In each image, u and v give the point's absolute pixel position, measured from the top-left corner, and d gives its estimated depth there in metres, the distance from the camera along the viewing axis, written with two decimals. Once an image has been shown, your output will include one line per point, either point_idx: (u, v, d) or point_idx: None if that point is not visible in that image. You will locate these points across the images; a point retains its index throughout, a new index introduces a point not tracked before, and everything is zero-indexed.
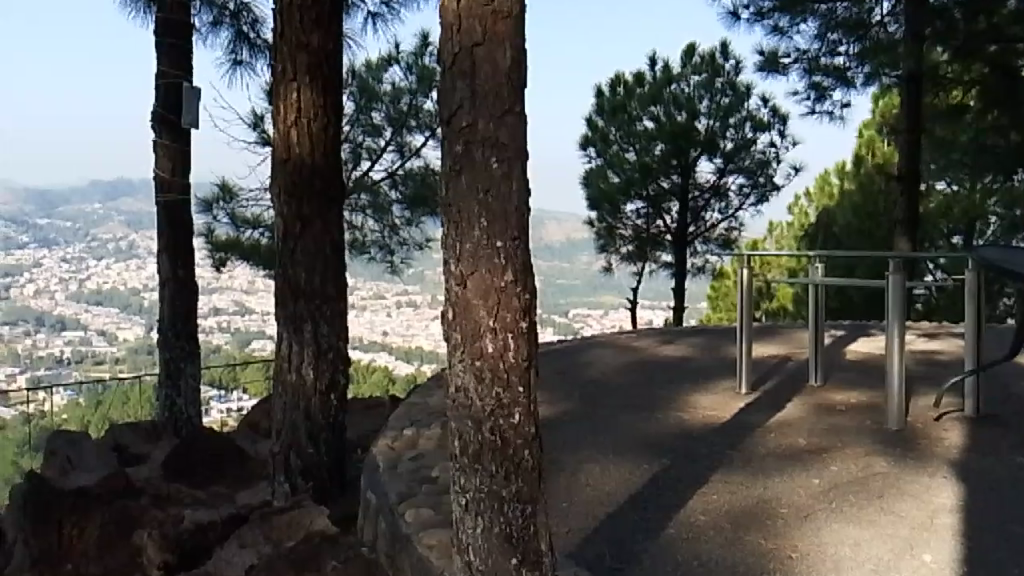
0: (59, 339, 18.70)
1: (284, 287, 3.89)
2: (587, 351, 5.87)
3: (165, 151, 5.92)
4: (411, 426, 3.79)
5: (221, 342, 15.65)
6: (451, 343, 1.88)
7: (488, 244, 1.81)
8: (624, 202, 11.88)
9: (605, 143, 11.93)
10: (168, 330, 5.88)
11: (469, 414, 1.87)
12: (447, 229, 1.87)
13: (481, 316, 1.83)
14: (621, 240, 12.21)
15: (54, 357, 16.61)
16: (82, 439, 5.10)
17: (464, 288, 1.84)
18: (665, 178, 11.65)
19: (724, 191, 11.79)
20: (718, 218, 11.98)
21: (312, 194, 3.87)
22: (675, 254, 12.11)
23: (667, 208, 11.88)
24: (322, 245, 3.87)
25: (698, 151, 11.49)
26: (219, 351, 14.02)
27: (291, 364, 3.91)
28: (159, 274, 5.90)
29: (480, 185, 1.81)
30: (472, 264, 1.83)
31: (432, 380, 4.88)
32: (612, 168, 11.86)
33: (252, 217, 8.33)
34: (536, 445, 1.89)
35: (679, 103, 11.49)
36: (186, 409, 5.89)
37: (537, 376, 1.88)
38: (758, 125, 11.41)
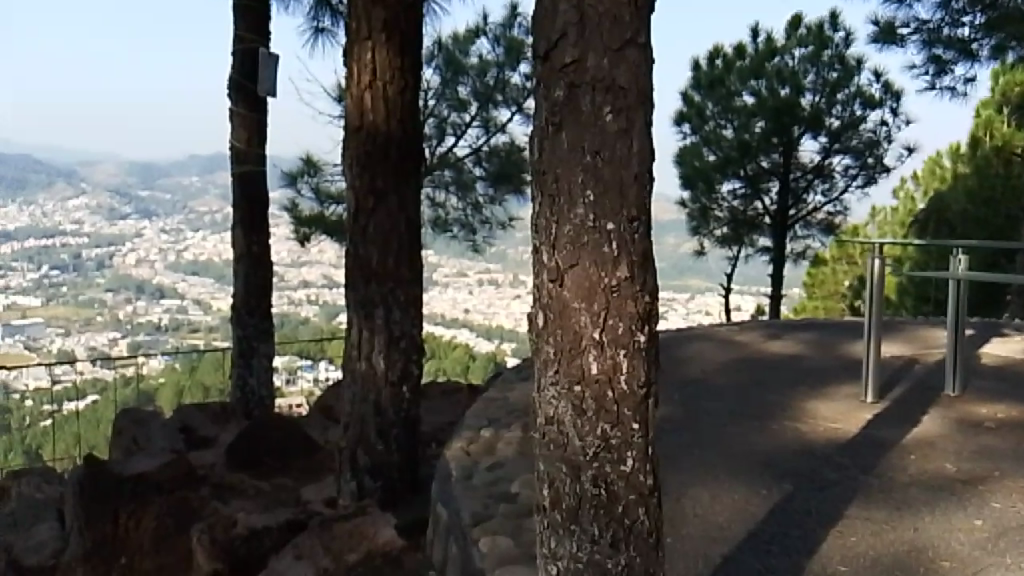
0: (158, 307, 19.41)
1: (356, 269, 3.52)
2: (686, 343, 5.39)
3: (241, 121, 5.66)
4: (489, 426, 3.38)
5: (308, 315, 15.82)
6: (542, 360, 1.45)
7: (595, 227, 1.37)
8: (720, 181, 11.18)
9: (701, 119, 11.29)
10: (241, 307, 5.65)
11: (563, 456, 1.44)
12: (541, 204, 1.43)
13: (583, 325, 1.39)
14: (716, 222, 11.53)
15: (152, 326, 17.24)
16: (151, 418, 4.92)
17: (562, 286, 1.40)
18: (765, 157, 10.89)
19: (829, 172, 10.99)
20: (820, 200, 11.20)
21: (387, 164, 3.47)
22: (774, 237, 11.35)
23: (766, 188, 11.12)
24: (396, 222, 3.49)
25: (803, 129, 10.67)
26: (306, 324, 14.09)
27: (361, 352, 3.55)
28: (234, 248, 5.67)
29: (588, 145, 1.37)
30: (573, 253, 1.38)
31: (517, 372, 4.47)
32: (707, 145, 11.20)
33: (336, 192, 8.04)
34: (653, 503, 1.46)
35: (784, 76, 10.70)
36: (258, 389, 5.66)
37: (656, 409, 1.44)
38: (869, 102, 10.59)
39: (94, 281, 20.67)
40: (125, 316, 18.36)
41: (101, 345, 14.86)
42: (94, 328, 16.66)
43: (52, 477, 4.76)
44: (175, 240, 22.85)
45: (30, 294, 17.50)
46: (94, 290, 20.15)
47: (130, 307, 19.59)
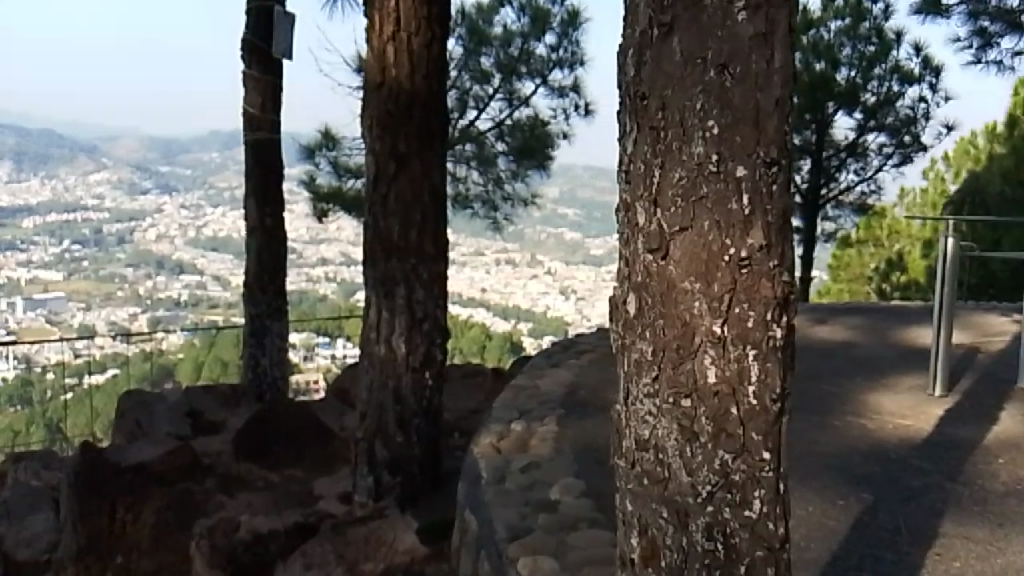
0: (177, 282, 19.33)
1: (375, 241, 3.18)
2: None
3: (255, 85, 5.32)
4: (520, 419, 3.03)
5: (326, 292, 15.60)
6: (638, 360, 1.22)
7: (717, 173, 1.13)
8: None
9: None
10: (254, 283, 5.33)
11: (668, 494, 1.23)
12: (639, 141, 1.18)
13: (698, 312, 1.16)
14: None
15: (171, 302, 17.14)
16: (156, 399, 4.64)
17: (667, 259, 1.16)
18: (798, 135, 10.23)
19: (864, 151, 10.45)
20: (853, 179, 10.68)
21: (412, 123, 3.12)
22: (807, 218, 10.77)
23: (799, 167, 10.44)
24: (420, 191, 3.14)
25: (836, 104, 10.07)
26: (324, 301, 13.86)
27: (380, 334, 3.21)
28: (246, 221, 5.35)
29: (711, 57, 1.11)
30: (687, 210, 1.14)
31: (547, 357, 4.13)
32: None
33: (354, 165, 7.61)
34: (782, 560, 1.25)
35: (820, 51, 10.04)
36: (271, 369, 5.36)
37: (787, 429, 1.21)
38: (908, 77, 10.09)
39: (115, 256, 20.62)
40: (146, 291, 18.28)
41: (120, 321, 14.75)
42: (115, 303, 16.66)
43: (52, 460, 4.50)
44: (194, 215, 22.72)
45: (51, 268, 17.48)
46: (115, 265, 20.09)
47: (150, 282, 19.50)
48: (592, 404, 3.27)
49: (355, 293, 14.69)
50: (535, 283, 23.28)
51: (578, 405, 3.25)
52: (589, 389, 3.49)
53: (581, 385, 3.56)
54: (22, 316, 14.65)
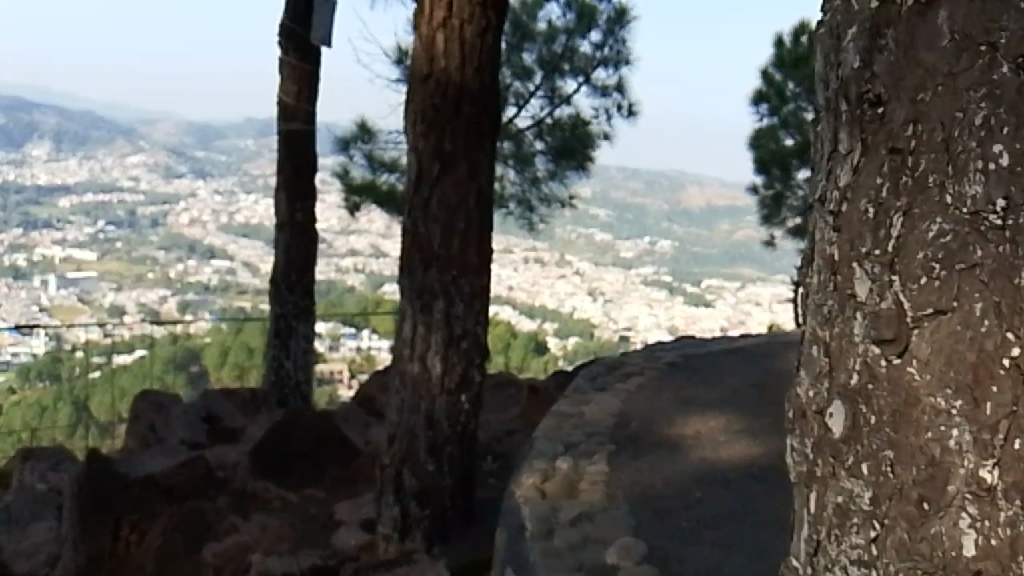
0: (208, 266, 19.31)
1: (414, 249, 2.88)
2: (780, 353, 4.70)
3: (291, 73, 5.07)
4: (566, 455, 2.72)
5: (354, 283, 15.46)
6: (854, 486, 0.90)
7: (1001, 230, 0.80)
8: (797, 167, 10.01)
9: (780, 100, 10.13)
10: (281, 281, 5.07)
11: None
12: (868, 170, 0.87)
13: (956, 445, 0.83)
14: (789, 211, 10.34)
15: (201, 286, 17.09)
16: (174, 400, 4.39)
17: (911, 349, 0.85)
18: None
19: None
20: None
21: (462, 119, 2.82)
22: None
23: None
24: (465, 195, 2.84)
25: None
26: (353, 293, 13.69)
27: (413, 351, 2.91)
28: (276, 216, 5.10)
29: (1001, 56, 0.79)
30: (949, 284, 0.82)
31: (591, 380, 3.82)
32: (787, 128, 10.15)
33: (390, 160, 7.31)
34: None
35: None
36: (295, 373, 5.09)
37: None
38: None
39: (148, 239, 20.66)
40: (177, 274, 18.26)
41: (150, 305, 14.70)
42: (146, 286, 16.72)
43: (62, 459, 4.27)
44: (226, 202, 22.75)
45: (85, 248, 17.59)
46: (147, 248, 20.12)
47: (181, 266, 19.51)
48: (644, 441, 2.97)
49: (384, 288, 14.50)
50: (562, 284, 23.04)
51: (629, 441, 2.94)
52: (641, 422, 3.18)
53: (631, 414, 3.25)
54: (53, 295, 14.64)
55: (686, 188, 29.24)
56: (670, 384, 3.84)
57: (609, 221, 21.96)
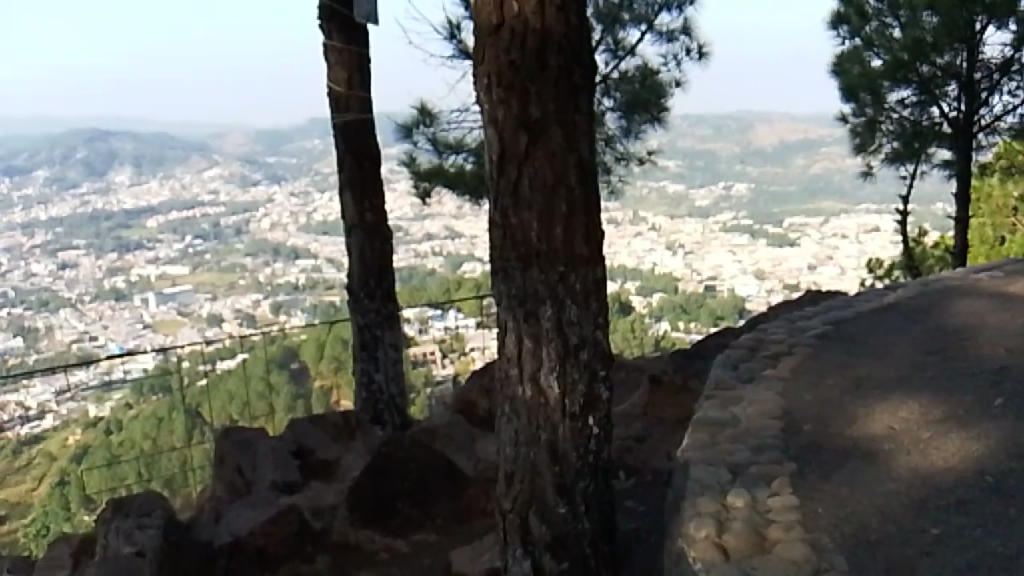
0: (293, 264, 19.34)
1: (508, 246, 2.30)
2: (945, 306, 3.97)
3: (338, 57, 4.52)
4: (738, 486, 2.14)
5: (434, 265, 15.11)
6: None
7: None
8: (888, 88, 8.79)
9: (862, 19, 9.00)
10: (358, 289, 4.58)
11: None
12: None
13: None
14: (883, 136, 9.17)
15: (290, 286, 17.09)
16: (261, 437, 3.95)
17: None
18: (947, 54, 8.40)
19: (1022, 68, 8.41)
20: (1009, 102, 8.65)
21: (551, 71, 2.21)
22: (956, 148, 8.85)
23: (944, 92, 8.65)
24: (563, 169, 2.24)
25: (984, 18, 8.09)
26: (437, 276, 13.38)
27: (521, 370, 2.34)
28: (344, 218, 4.60)
29: None
30: None
31: (733, 369, 3.20)
32: (872, 47, 8.89)
33: (455, 140, 6.72)
34: None
35: None
36: (387, 387, 4.62)
37: None
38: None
39: (234, 247, 20.81)
40: (266, 278, 18.33)
41: (244, 314, 14.71)
42: (237, 294, 16.93)
43: (151, 513, 3.90)
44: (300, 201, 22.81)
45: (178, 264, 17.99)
46: (235, 256, 20.29)
47: (268, 270, 19.72)
48: (828, 449, 2.35)
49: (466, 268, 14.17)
50: (642, 239, 22.31)
51: (808, 453, 2.33)
52: (814, 423, 2.56)
53: (798, 414, 2.63)
54: (154, 313, 14.82)
55: (756, 125, 27.93)
56: (829, 363, 3.18)
57: (682, 169, 21.01)
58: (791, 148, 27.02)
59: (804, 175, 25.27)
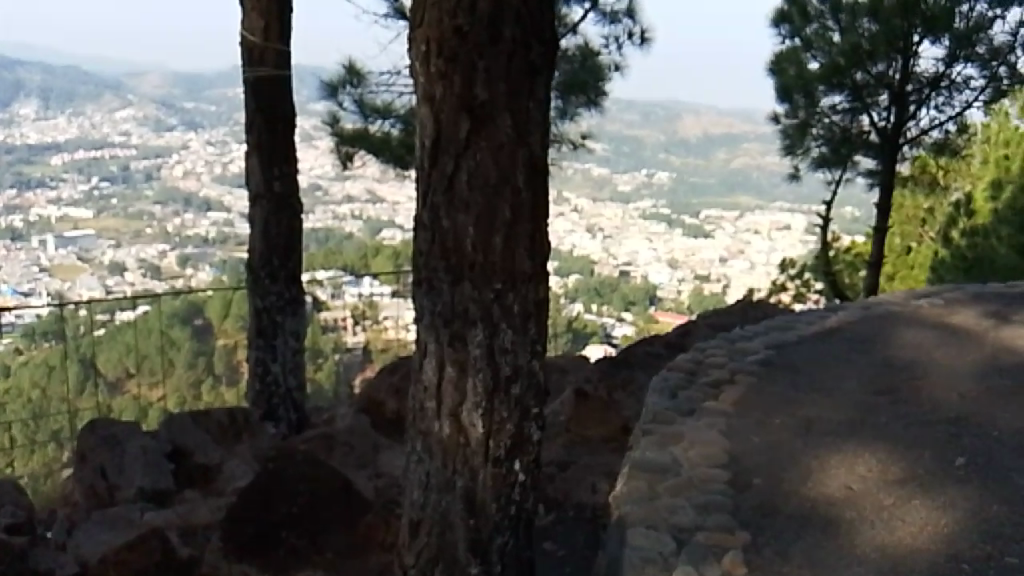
0: (205, 216, 18.33)
1: (436, 253, 1.90)
2: (887, 335, 3.79)
3: (253, 4, 3.97)
4: (685, 561, 1.84)
5: (352, 229, 14.46)
6: None
7: None
8: (821, 92, 8.61)
9: (803, 20, 8.76)
10: (259, 268, 4.09)
11: None
12: None
13: None
14: (813, 140, 8.98)
15: (200, 238, 16.14)
16: (133, 433, 3.43)
17: None
18: (884, 64, 8.27)
19: (951, 84, 8.36)
20: (934, 118, 8.63)
21: (505, 45, 1.80)
22: (882, 159, 8.81)
23: (875, 102, 8.56)
24: (509, 166, 1.85)
25: (920, 32, 8.01)
26: (354, 241, 12.84)
27: (441, 401, 1.94)
28: (249, 186, 4.09)
29: None
30: None
31: (672, 397, 2.89)
32: (811, 49, 8.69)
33: (382, 105, 6.18)
34: None
35: None
36: (285, 378, 4.18)
37: None
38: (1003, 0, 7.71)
39: (144, 193, 19.58)
40: (175, 230, 17.37)
41: (149, 265, 13.86)
42: (142, 244, 15.95)
43: None
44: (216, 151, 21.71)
45: (80, 207, 16.81)
46: (143, 202, 19.07)
47: (178, 220, 18.71)
48: (780, 514, 2.06)
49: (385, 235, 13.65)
50: (565, 220, 22.18)
51: (760, 518, 2.04)
52: (765, 478, 2.27)
53: (747, 464, 2.35)
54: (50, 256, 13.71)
55: (682, 114, 27.99)
56: (775, 397, 2.91)
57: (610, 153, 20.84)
58: (714, 141, 27.33)
59: (723, 169, 25.52)
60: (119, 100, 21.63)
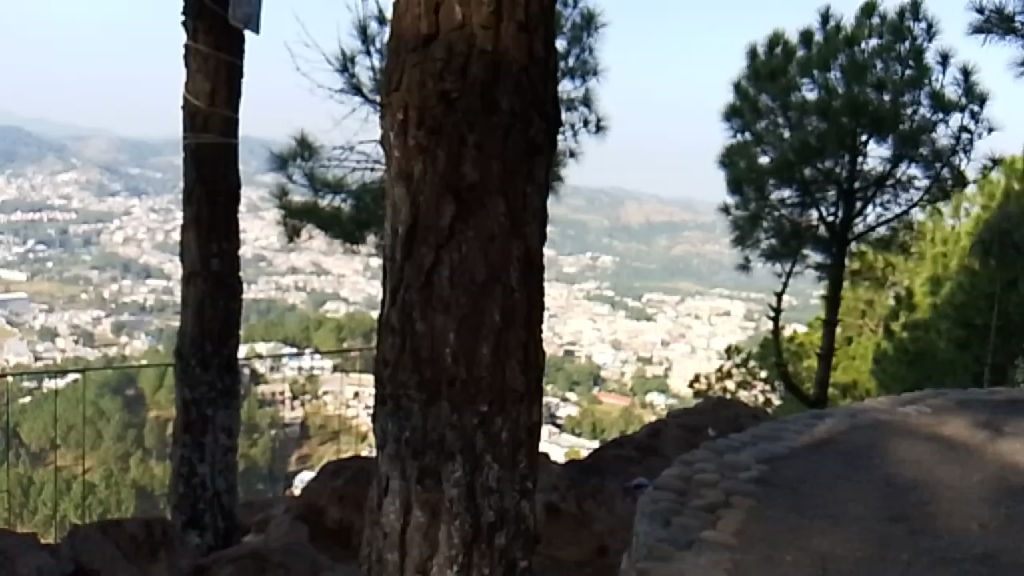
0: (144, 283, 17.62)
1: (405, 366, 1.52)
2: (880, 446, 3.49)
3: (200, 66, 3.61)
4: None
5: (294, 301, 13.95)
6: None
7: None
8: (772, 184, 8.46)
9: (754, 115, 8.52)
10: (190, 355, 3.64)
11: None
12: None
13: None
14: (764, 231, 8.78)
15: (137, 306, 15.43)
16: (26, 549, 2.88)
17: None
18: (832, 159, 8.15)
19: (896, 182, 8.27)
20: (880, 213, 8.52)
21: (502, 117, 1.47)
22: (830, 254, 8.71)
23: (823, 197, 8.42)
24: (502, 261, 1.50)
25: (867, 131, 7.89)
26: (298, 313, 12.38)
27: (405, 552, 1.54)
28: (182, 262, 3.67)
29: None
30: None
31: (663, 526, 2.52)
32: (760, 143, 8.49)
33: (333, 179, 5.83)
34: None
35: (857, 72, 7.85)
36: (212, 480, 3.69)
37: None
38: (944, 106, 7.65)
39: (80, 257, 18.82)
40: (112, 297, 16.65)
41: (82, 333, 13.16)
42: (76, 311, 15.20)
43: None
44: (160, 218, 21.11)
45: (11, 270, 16.00)
46: (80, 267, 18.30)
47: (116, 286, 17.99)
48: None
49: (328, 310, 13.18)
50: None
51: None
52: None
53: None
54: None
55: (628, 202, 28.41)
56: (780, 526, 2.55)
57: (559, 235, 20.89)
58: (659, 227, 27.74)
59: (665, 256, 25.68)
60: (62, 164, 21.00)
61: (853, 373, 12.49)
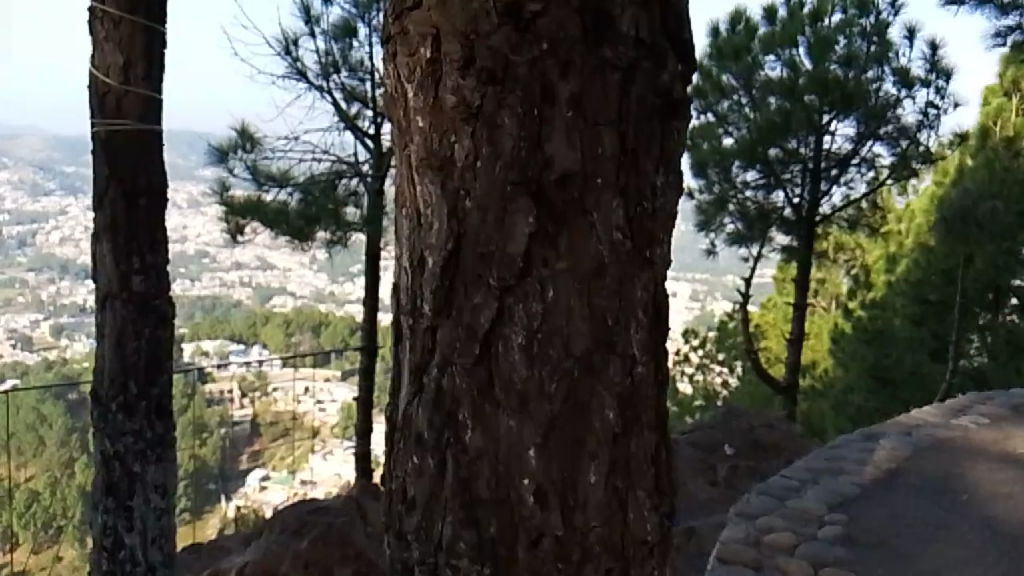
0: None
1: (450, 509, 0.84)
2: (956, 475, 2.92)
3: (109, 34, 2.76)
4: None
5: (239, 295, 12.99)
6: None
7: None
8: (736, 165, 7.59)
9: (717, 95, 7.74)
10: (106, 401, 2.89)
11: None
12: None
13: None
14: (728, 216, 7.82)
15: None
16: None
17: None
18: (795, 139, 7.31)
19: (863, 162, 7.35)
20: (845, 194, 7.61)
21: (620, 50, 0.81)
22: (797, 238, 7.77)
23: (789, 179, 7.55)
24: (616, 315, 0.84)
25: (830, 109, 7.11)
26: (242, 308, 11.49)
27: None
28: (94, 280, 2.88)
29: None
30: None
31: None
32: (722, 124, 7.72)
33: (279, 172, 5.03)
34: None
35: (820, 48, 7.04)
36: (149, 548, 2.93)
37: None
38: (907, 80, 6.73)
39: None
40: None
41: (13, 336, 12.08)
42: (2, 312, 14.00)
43: None
44: None
45: None
46: None
47: None
48: None
49: (275, 304, 12.29)
50: None
51: None
52: None
53: None
54: None
55: None
56: None
57: None
58: None
59: None
60: None
61: (809, 353, 12.00)
